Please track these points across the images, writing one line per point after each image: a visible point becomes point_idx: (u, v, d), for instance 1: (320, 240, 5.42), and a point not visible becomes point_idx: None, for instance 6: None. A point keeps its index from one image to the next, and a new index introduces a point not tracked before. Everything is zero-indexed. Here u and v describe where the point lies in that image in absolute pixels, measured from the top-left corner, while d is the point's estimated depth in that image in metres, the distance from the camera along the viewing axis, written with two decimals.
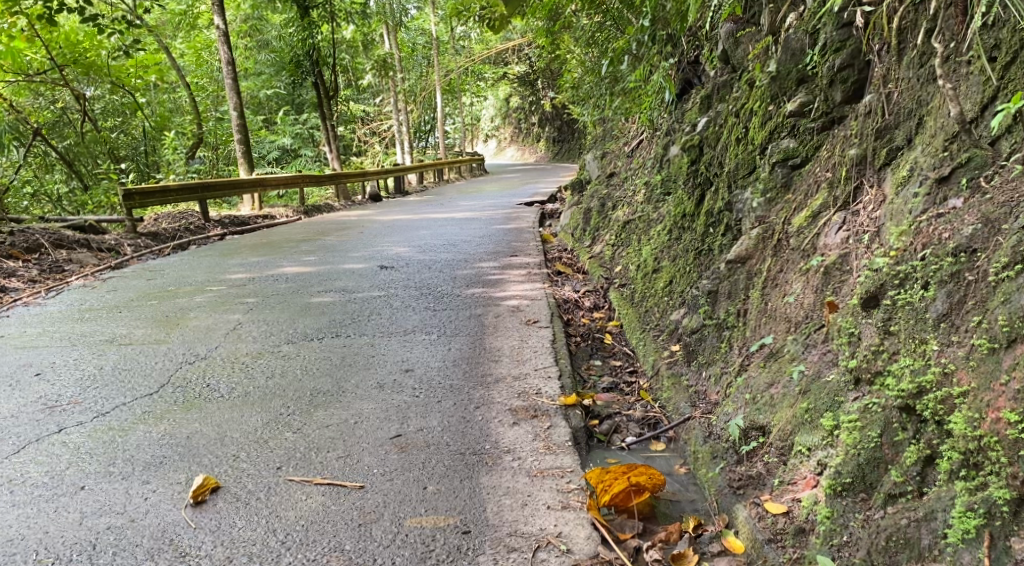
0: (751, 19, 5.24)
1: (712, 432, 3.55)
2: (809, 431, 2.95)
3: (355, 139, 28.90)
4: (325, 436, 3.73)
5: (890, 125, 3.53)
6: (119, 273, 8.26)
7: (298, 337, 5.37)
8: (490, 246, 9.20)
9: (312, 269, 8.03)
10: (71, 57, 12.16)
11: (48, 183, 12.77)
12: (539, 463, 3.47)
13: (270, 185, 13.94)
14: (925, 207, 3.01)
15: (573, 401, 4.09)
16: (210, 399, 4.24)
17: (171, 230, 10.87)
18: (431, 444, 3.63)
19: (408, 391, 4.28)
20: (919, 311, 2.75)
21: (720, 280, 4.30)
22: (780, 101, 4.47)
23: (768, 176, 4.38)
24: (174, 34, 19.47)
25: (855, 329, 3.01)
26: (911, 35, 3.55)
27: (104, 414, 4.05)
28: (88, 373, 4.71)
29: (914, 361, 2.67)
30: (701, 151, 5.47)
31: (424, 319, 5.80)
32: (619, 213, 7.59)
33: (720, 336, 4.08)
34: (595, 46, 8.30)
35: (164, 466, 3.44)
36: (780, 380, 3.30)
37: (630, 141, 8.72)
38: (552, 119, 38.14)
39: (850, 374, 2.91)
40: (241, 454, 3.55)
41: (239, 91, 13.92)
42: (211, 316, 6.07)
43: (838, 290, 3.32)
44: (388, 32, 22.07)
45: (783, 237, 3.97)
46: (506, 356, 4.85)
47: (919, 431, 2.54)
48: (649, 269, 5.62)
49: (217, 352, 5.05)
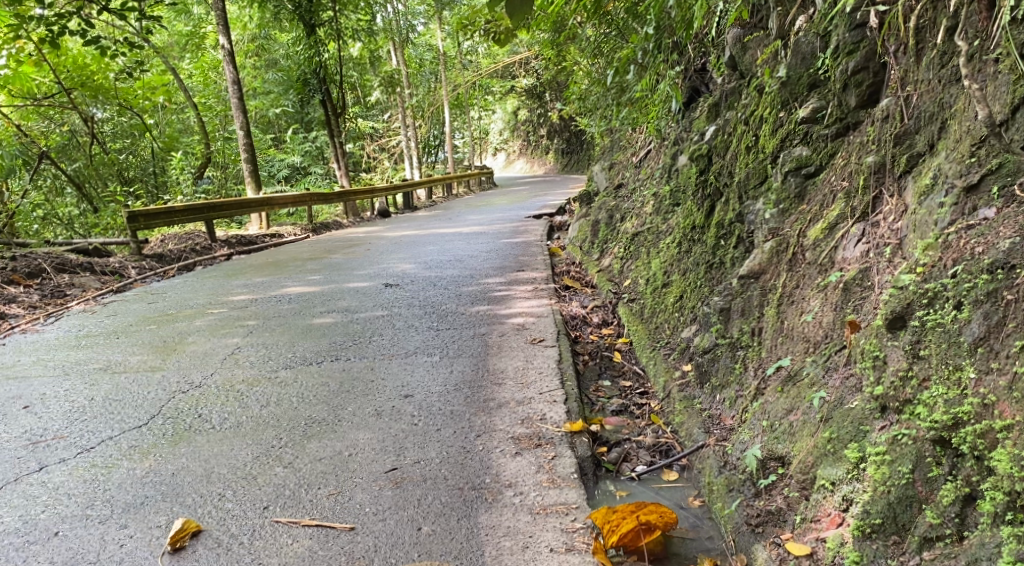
0: (759, 23, 5.02)
1: (728, 461, 3.33)
2: (833, 464, 2.74)
3: (364, 155, 28.86)
4: (317, 471, 3.54)
5: (910, 130, 3.32)
6: (120, 297, 8.12)
7: (296, 362, 5.17)
8: (497, 261, 9.01)
9: (316, 288, 7.86)
10: (78, 80, 12.07)
11: (60, 207, 12.60)
12: (542, 499, 3.26)
13: (277, 204, 13.80)
14: (952, 219, 2.80)
15: (580, 427, 3.87)
16: (200, 430, 4.05)
17: (176, 251, 10.72)
18: (427, 478, 3.44)
19: (407, 419, 4.07)
20: (952, 333, 2.53)
21: (732, 297, 4.07)
22: (791, 107, 4.26)
23: (781, 186, 4.16)
24: (180, 55, 19.48)
25: (880, 352, 2.79)
26: (931, 35, 3.34)
27: (88, 450, 3.88)
28: (77, 404, 4.54)
29: (948, 390, 2.46)
30: (710, 161, 5.24)
31: (427, 340, 5.59)
32: (627, 225, 7.38)
33: (733, 356, 3.85)
34: (601, 56, 8.10)
35: (144, 508, 3.30)
36: (799, 406, 3.08)
37: (638, 151, 8.52)
38: (561, 131, 38.00)
39: (876, 401, 2.70)
40: (227, 493, 3.39)
41: (244, 110, 13.82)
42: (209, 340, 5.89)
43: (860, 308, 3.10)
44: (394, 49, 22.05)
45: (798, 251, 3.75)
46: (509, 379, 4.64)
47: (956, 466, 2.35)
48: (659, 283, 5.41)
49: (212, 379, 4.86)
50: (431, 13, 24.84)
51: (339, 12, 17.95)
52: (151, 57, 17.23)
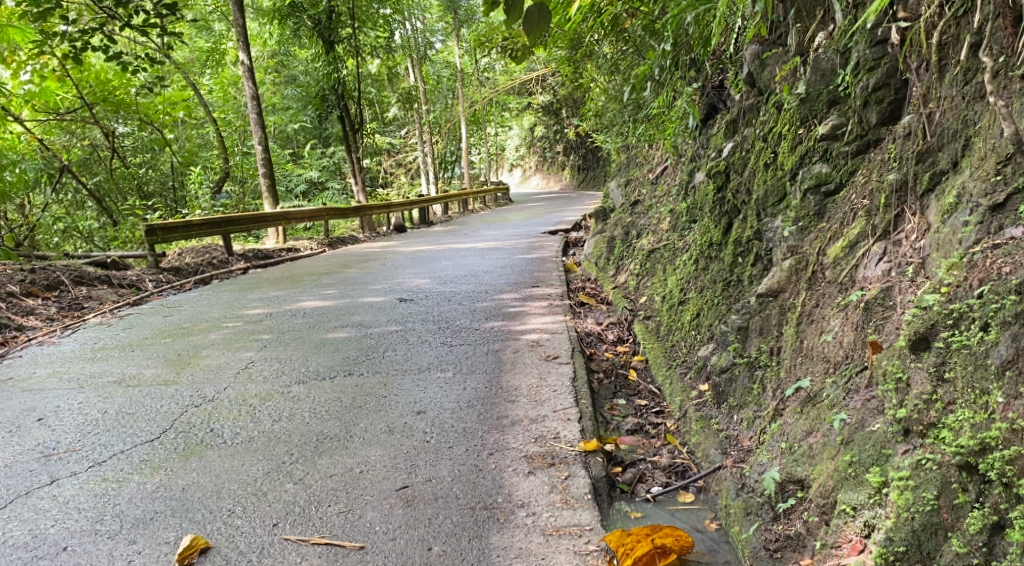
0: (778, 40, 4.97)
1: (745, 484, 3.25)
2: (853, 488, 2.67)
3: (380, 171, 29.03)
4: (327, 489, 3.51)
5: (933, 147, 3.26)
6: (136, 309, 8.16)
7: (309, 377, 5.14)
8: (512, 276, 8.98)
9: (331, 303, 7.86)
10: (100, 95, 12.14)
11: (80, 220, 12.92)
12: (555, 520, 3.22)
13: (294, 218, 13.84)
14: (977, 238, 2.74)
15: (594, 447, 3.81)
16: (212, 445, 4.03)
17: (193, 264, 10.75)
18: (439, 496, 3.40)
19: (418, 436, 4.03)
20: (978, 355, 2.47)
21: (750, 315, 4.00)
22: (810, 123, 4.21)
23: (800, 203, 4.11)
24: (201, 70, 19.75)
25: (903, 374, 2.72)
26: (954, 51, 3.28)
27: (100, 464, 3.86)
28: (90, 417, 4.53)
29: (974, 414, 2.40)
30: (727, 178, 5.18)
31: (440, 356, 5.56)
32: (643, 241, 7.33)
33: (751, 376, 3.79)
34: (618, 74, 8.09)
35: (153, 524, 3.28)
36: (819, 428, 3.01)
37: (654, 168, 8.50)
38: (577, 148, 38.16)
39: (899, 424, 2.63)
40: (237, 509, 3.37)
41: (262, 125, 13.88)
42: (223, 354, 5.88)
43: (881, 328, 3.03)
44: (411, 66, 22.21)
45: (817, 269, 3.70)
46: (523, 396, 4.58)
47: (983, 493, 2.29)
48: (676, 301, 5.35)
49: (225, 393, 4.84)
50: (449, 30, 25.01)
51: (358, 29, 18.12)
52: (173, 73, 17.47)
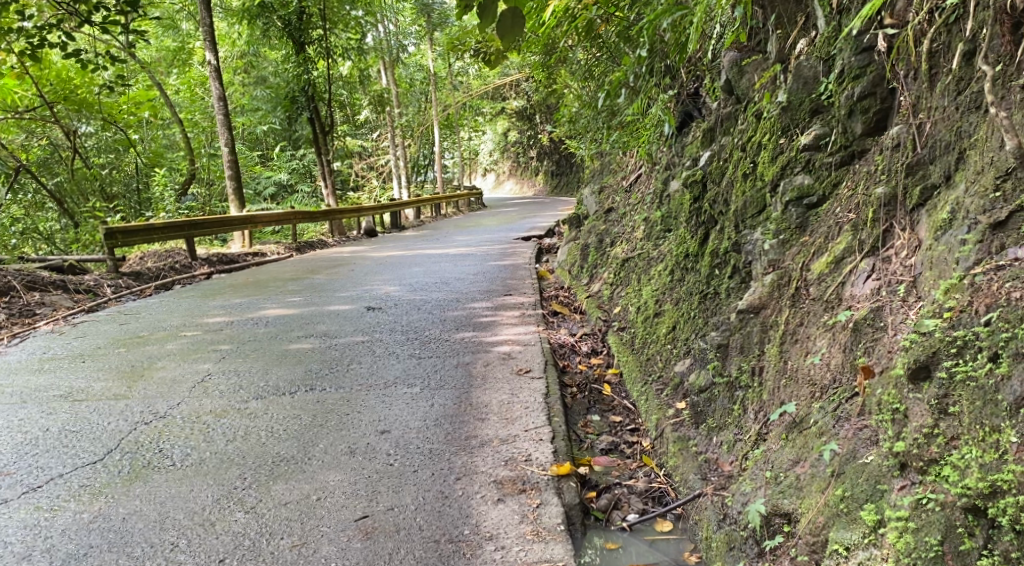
0: (757, 47, 4.82)
1: (727, 514, 3.07)
2: (846, 526, 2.51)
3: (350, 174, 28.63)
4: (280, 518, 3.26)
5: (924, 160, 3.11)
6: (91, 317, 7.79)
7: (268, 391, 4.86)
8: (484, 284, 8.75)
9: (295, 310, 7.56)
10: (62, 94, 11.76)
11: (40, 221, 12.42)
12: (525, 555, 3.01)
13: (261, 222, 13.48)
14: (977, 259, 2.59)
15: (568, 471, 3.60)
16: (159, 468, 3.75)
17: (153, 269, 10.38)
18: (400, 528, 3.17)
19: (382, 459, 3.78)
20: (987, 390, 2.31)
21: (731, 332, 3.82)
22: (792, 133, 4.05)
23: (781, 215, 3.94)
24: (167, 70, 19.27)
25: (900, 404, 2.55)
26: (946, 60, 3.14)
27: (35, 489, 3.57)
28: (30, 436, 4.22)
29: (983, 452, 2.24)
30: (704, 187, 5.01)
31: (407, 369, 5.30)
32: (617, 249, 7.15)
33: (732, 397, 3.60)
34: (591, 80, 7.89)
35: (86, 561, 3.02)
36: (807, 457, 2.84)
37: (628, 174, 8.32)
38: (550, 153, 38.21)
39: (896, 458, 2.47)
40: (181, 542, 3.12)
41: (230, 127, 13.50)
42: (179, 366, 5.58)
43: (872, 351, 2.86)
44: (384, 68, 21.91)
45: (800, 286, 3.52)
46: (493, 415, 4.35)
47: (992, 539, 2.14)
48: (651, 313, 5.16)
49: (178, 409, 4.55)
50: (422, 32, 24.74)
51: (328, 30, 17.78)
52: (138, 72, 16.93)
